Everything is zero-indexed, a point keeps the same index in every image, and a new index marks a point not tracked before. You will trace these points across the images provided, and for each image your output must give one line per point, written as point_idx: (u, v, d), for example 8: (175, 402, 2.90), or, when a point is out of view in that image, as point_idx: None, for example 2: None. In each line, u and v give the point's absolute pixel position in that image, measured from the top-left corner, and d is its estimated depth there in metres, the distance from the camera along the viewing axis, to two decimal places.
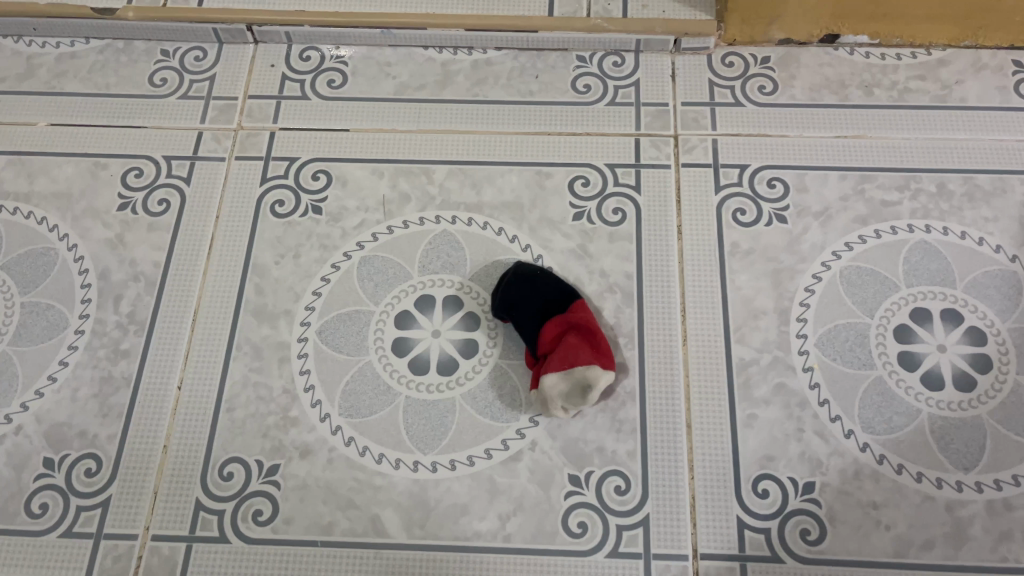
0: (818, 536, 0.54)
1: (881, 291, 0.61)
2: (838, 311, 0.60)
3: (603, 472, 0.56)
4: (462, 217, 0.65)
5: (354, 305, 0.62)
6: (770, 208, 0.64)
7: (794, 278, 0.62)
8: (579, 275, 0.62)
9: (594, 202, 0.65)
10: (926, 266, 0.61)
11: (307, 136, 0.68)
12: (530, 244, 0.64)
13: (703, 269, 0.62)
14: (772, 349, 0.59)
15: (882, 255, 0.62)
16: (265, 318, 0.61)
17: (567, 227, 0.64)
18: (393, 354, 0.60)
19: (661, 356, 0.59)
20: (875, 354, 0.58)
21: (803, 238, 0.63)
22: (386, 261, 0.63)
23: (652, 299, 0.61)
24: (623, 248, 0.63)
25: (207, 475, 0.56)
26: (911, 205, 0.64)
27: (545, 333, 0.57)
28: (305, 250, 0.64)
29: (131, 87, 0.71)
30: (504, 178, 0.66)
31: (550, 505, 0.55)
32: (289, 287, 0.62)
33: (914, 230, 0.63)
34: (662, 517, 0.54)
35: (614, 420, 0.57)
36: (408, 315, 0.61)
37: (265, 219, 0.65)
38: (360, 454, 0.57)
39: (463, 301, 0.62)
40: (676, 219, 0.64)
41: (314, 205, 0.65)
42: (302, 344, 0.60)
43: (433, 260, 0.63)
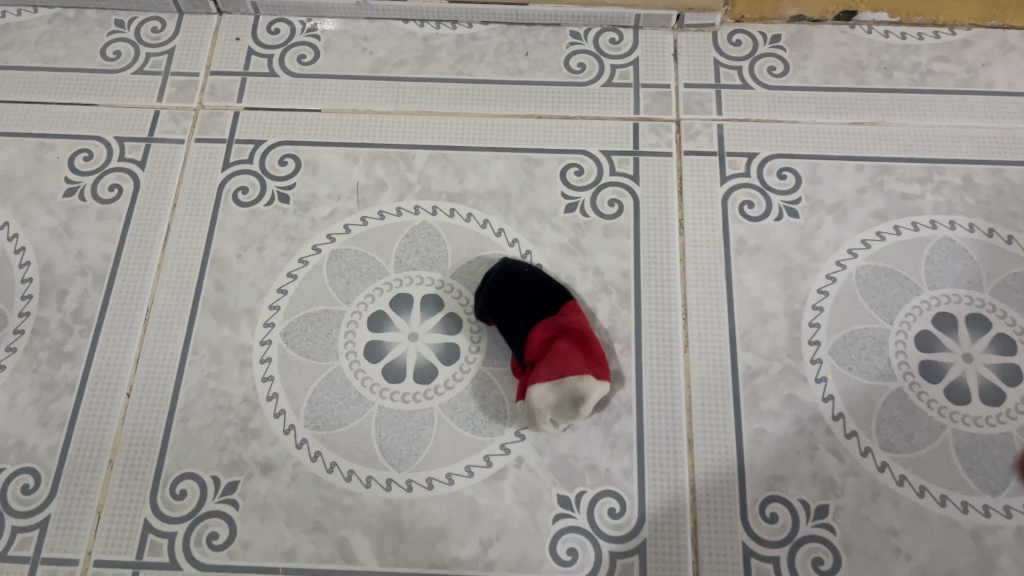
0: (832, 566, 0.49)
1: (900, 294, 0.56)
2: (855, 316, 0.55)
3: (596, 493, 0.51)
4: (443, 208, 0.59)
5: (323, 304, 0.56)
6: (780, 200, 0.59)
7: (806, 278, 0.56)
8: (572, 273, 0.57)
9: (589, 192, 0.59)
10: (950, 266, 0.56)
11: (274, 116, 0.62)
12: (518, 238, 0.58)
13: (707, 268, 0.57)
14: (782, 357, 0.54)
15: (902, 254, 0.57)
16: (225, 318, 0.56)
17: (559, 220, 0.59)
18: (366, 360, 0.54)
19: (661, 364, 0.54)
20: (894, 364, 0.53)
21: (815, 234, 0.58)
22: (359, 256, 0.57)
23: (652, 300, 0.56)
24: (619, 243, 0.58)
25: (158, 493, 0.51)
26: (934, 199, 0.59)
27: (533, 337, 0.52)
28: (271, 243, 0.58)
29: (82, 61, 0.64)
30: (490, 165, 0.60)
31: (536, 530, 0.50)
32: (252, 284, 0.57)
33: (937, 227, 0.58)
34: (660, 544, 0.49)
35: (608, 435, 0.52)
36: (383, 316, 0.56)
37: (226, 207, 0.59)
38: (328, 470, 0.51)
39: (444, 301, 0.56)
40: (678, 212, 0.59)
41: (281, 193, 0.60)
42: (265, 347, 0.55)
43: (411, 255, 0.57)
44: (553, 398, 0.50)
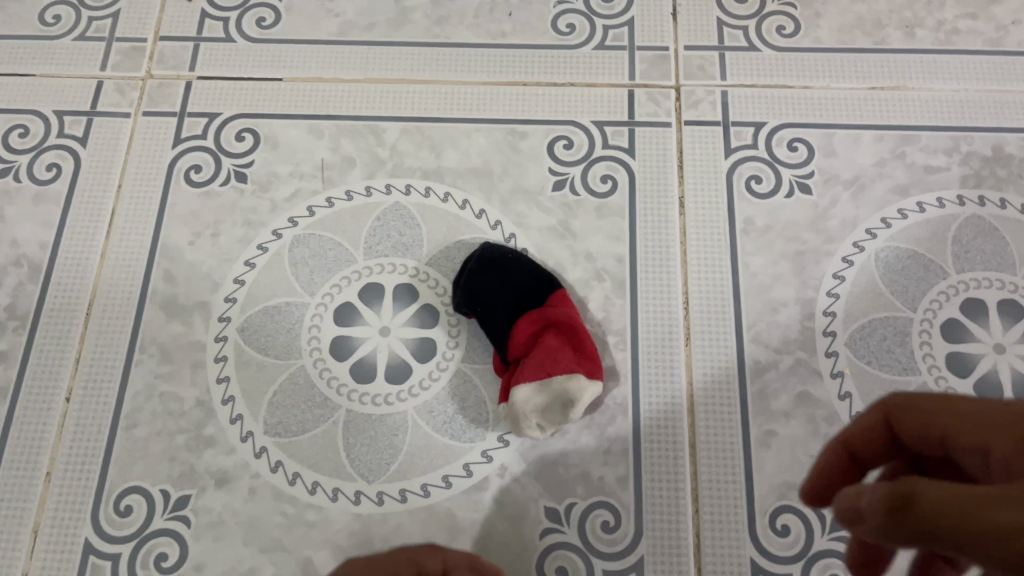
0: None
1: (924, 278, 0.50)
2: (874, 303, 0.50)
3: (588, 505, 0.46)
4: (417, 186, 0.53)
5: (285, 296, 0.50)
6: (791, 175, 0.53)
7: (820, 261, 0.51)
8: (560, 258, 0.51)
9: (579, 167, 0.54)
10: (979, 246, 0.51)
11: (231, 86, 0.56)
12: (501, 219, 0.52)
13: (711, 251, 0.51)
14: (793, 350, 0.49)
15: (926, 233, 0.51)
16: (175, 312, 0.50)
17: (546, 198, 0.53)
18: (332, 358, 0.49)
19: (660, 359, 0.49)
20: (918, 356, 0.48)
21: (830, 212, 0.52)
22: (325, 241, 0.52)
23: (649, 288, 0.50)
24: (613, 225, 0.52)
25: (101, 509, 0.46)
26: (961, 172, 0.53)
27: (517, 331, 0.47)
28: (226, 227, 0.52)
29: (17, 27, 0.58)
30: (469, 139, 0.55)
31: (522, 547, 0.45)
32: (205, 274, 0.51)
33: (965, 203, 0.52)
34: (660, 561, 0.45)
35: (601, 439, 0.47)
36: (350, 309, 0.50)
37: (177, 188, 0.53)
38: (290, 482, 0.46)
39: (418, 291, 0.51)
40: (678, 190, 0.53)
41: (238, 172, 0.54)
42: (220, 344, 0.49)
43: (382, 240, 0.52)
44: (540, 399, 0.45)
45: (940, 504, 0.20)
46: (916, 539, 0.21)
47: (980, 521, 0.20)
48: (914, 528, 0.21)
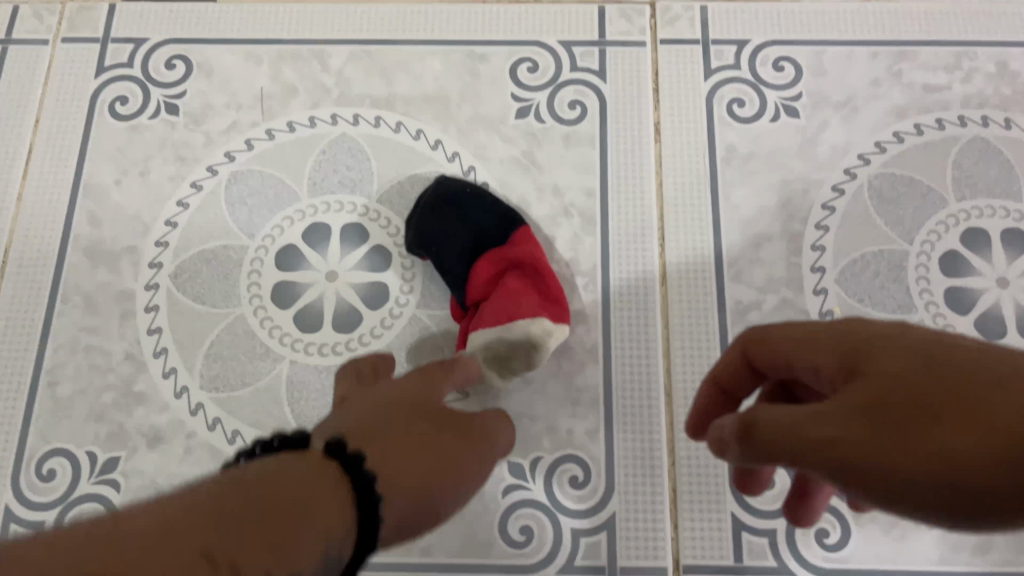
0: (840, 539, 0.40)
1: (921, 207, 0.46)
2: (866, 235, 0.45)
3: (555, 460, 0.42)
4: (367, 116, 0.48)
5: (222, 238, 0.46)
6: (776, 97, 0.49)
7: (808, 191, 0.46)
8: (525, 192, 0.47)
9: (545, 92, 0.49)
10: (982, 172, 0.46)
11: (158, 8, 0.51)
12: (459, 150, 0.48)
13: (689, 182, 0.47)
14: (778, 288, 0.45)
15: (923, 158, 0.47)
16: (100, 258, 0.46)
17: (508, 127, 0.48)
18: (274, 305, 0.45)
19: (633, 300, 0.44)
20: (915, 292, 0.44)
21: (819, 137, 0.48)
22: (265, 178, 0.47)
23: (621, 223, 0.46)
24: (582, 155, 0.47)
25: (22, 474, 0.42)
26: (963, 90, 0.48)
27: (476, 274, 0.42)
28: (157, 165, 0.48)
29: None
30: (424, 63, 0.49)
31: (482, 506, 0.41)
32: (133, 216, 0.46)
33: (967, 124, 0.47)
34: (633, 519, 0.41)
35: (569, 389, 0.43)
36: (294, 252, 0.46)
37: (101, 122, 0.48)
38: (229, 441, 0.42)
39: (368, 230, 0.46)
40: (653, 115, 0.48)
41: (169, 103, 0.49)
42: (151, 293, 0.45)
43: (328, 176, 0.47)
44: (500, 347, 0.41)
45: (772, 420, 0.23)
46: (762, 458, 0.23)
47: (801, 433, 0.22)
48: (755, 448, 0.23)
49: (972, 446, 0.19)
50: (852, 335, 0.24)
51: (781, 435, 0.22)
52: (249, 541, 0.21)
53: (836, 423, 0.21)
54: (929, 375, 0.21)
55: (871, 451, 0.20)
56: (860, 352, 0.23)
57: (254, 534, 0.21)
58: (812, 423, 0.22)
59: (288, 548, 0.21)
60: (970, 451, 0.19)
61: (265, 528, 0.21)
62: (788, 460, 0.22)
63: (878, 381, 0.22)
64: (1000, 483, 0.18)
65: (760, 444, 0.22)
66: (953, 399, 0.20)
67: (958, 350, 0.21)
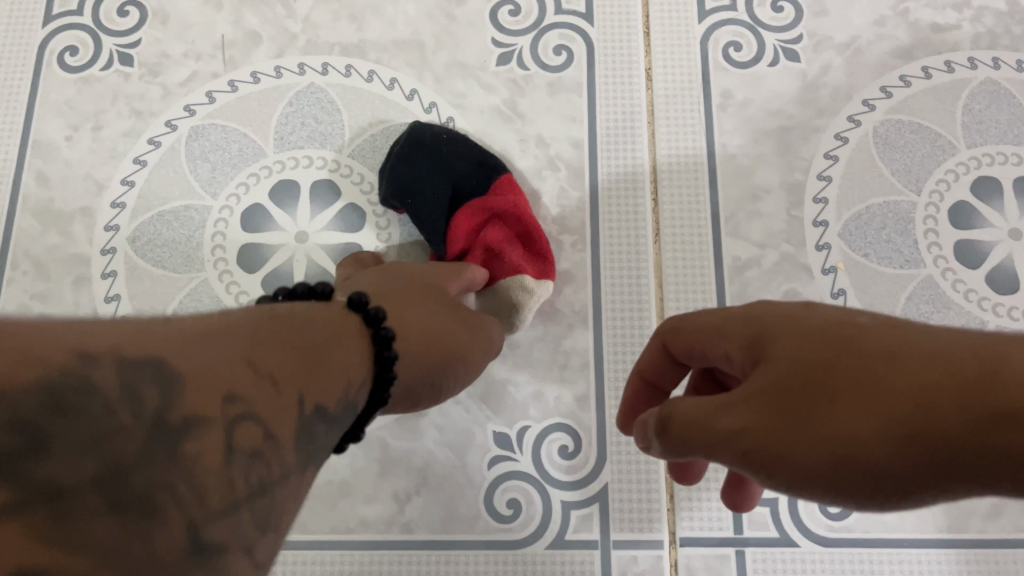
0: (844, 507, 0.38)
1: (929, 155, 0.43)
2: (870, 186, 0.43)
3: (543, 428, 0.39)
4: (336, 64, 0.45)
5: (182, 198, 0.43)
6: (775, 39, 0.45)
7: (809, 139, 0.43)
8: (507, 144, 0.44)
9: (528, 37, 0.45)
10: (994, 117, 0.44)
11: None
12: (436, 101, 0.44)
13: (683, 131, 0.44)
14: (778, 244, 0.42)
15: (931, 103, 0.44)
16: (51, 221, 0.42)
17: (488, 75, 0.45)
18: (240, 270, 0.42)
19: (624, 258, 0.42)
20: (923, 246, 0.42)
21: (821, 82, 0.45)
22: (228, 133, 0.44)
23: (611, 176, 0.43)
24: (568, 103, 0.44)
25: None
26: (974, 29, 0.45)
27: (457, 231, 0.40)
28: (110, 119, 0.44)
29: None
30: (397, 7, 0.46)
31: (466, 479, 0.39)
32: (86, 175, 0.43)
33: (977, 66, 0.44)
34: (626, 490, 0.39)
35: (557, 354, 0.40)
36: (260, 212, 0.42)
37: (50, 75, 0.45)
38: None
39: (340, 188, 0.43)
40: (644, 60, 0.45)
41: (122, 53, 0.45)
42: (107, 258, 0.42)
43: (296, 130, 0.44)
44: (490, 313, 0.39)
45: (684, 417, 0.23)
46: (680, 452, 0.23)
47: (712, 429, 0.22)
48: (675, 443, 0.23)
49: (864, 434, 0.20)
50: (757, 325, 0.25)
51: (694, 431, 0.23)
52: (286, 366, 0.21)
53: (740, 413, 0.22)
54: (826, 361, 0.22)
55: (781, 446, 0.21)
56: (765, 343, 0.24)
57: (291, 362, 0.21)
58: (720, 415, 0.22)
59: (314, 382, 0.22)
60: (872, 442, 0.20)
61: (303, 359, 0.22)
62: (704, 453, 0.23)
63: (780, 369, 0.22)
64: (888, 461, 0.19)
65: (676, 437, 0.23)
66: (846, 386, 0.21)
67: (853, 335, 0.22)
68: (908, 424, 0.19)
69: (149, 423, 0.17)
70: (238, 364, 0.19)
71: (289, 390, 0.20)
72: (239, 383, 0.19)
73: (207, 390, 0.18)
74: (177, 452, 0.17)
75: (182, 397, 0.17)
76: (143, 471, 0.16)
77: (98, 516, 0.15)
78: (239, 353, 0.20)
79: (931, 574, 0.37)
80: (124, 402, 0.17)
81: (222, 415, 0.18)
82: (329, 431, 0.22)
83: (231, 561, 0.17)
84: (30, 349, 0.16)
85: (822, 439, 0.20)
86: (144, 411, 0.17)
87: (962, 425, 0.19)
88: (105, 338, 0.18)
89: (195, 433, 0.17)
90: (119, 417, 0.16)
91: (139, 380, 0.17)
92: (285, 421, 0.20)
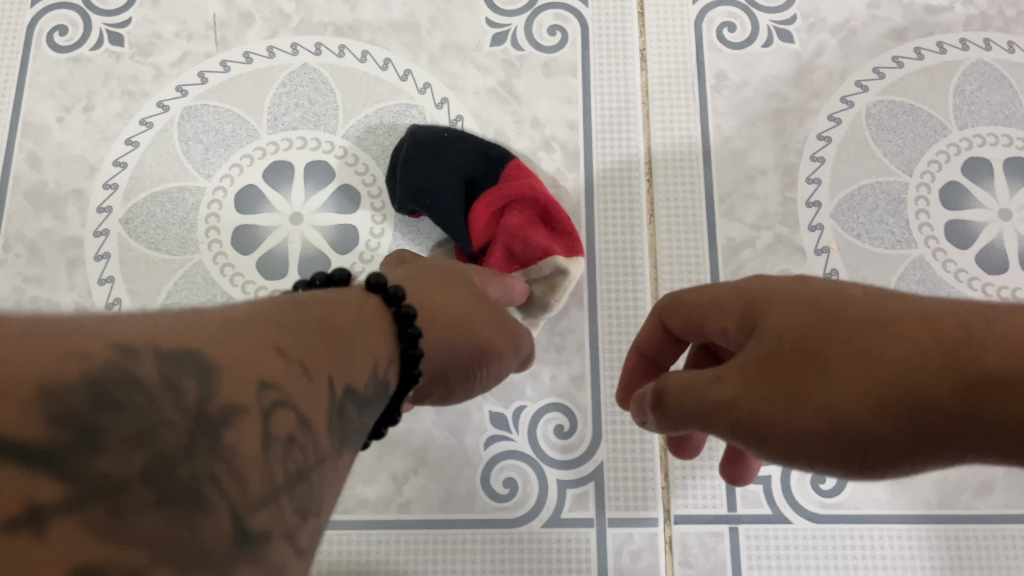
0: (835, 484, 0.39)
1: (921, 136, 0.43)
2: (863, 167, 0.43)
3: (539, 409, 0.40)
4: (330, 45, 0.45)
5: (175, 180, 0.42)
6: (769, 20, 0.45)
7: (803, 121, 0.44)
8: (502, 125, 0.44)
9: (522, 18, 0.45)
10: (985, 98, 0.44)
11: None
12: (430, 82, 0.44)
13: (677, 112, 0.44)
14: (771, 225, 0.42)
15: (923, 84, 0.44)
16: (44, 203, 0.42)
17: (483, 56, 0.45)
18: (235, 251, 0.41)
19: (619, 239, 0.42)
20: (915, 227, 0.42)
21: (815, 63, 0.45)
22: (221, 114, 0.44)
23: (606, 158, 0.43)
24: (563, 84, 0.44)
25: None
26: (967, 11, 0.45)
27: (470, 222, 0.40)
28: (102, 101, 0.44)
29: None
30: None
31: (463, 459, 0.39)
32: (78, 157, 0.43)
33: (969, 48, 0.45)
34: (622, 468, 0.39)
35: (552, 334, 0.41)
36: (254, 193, 0.42)
37: (39, 55, 0.44)
38: None
39: (334, 169, 0.43)
40: (638, 41, 0.45)
41: (113, 33, 0.45)
42: (101, 240, 0.42)
43: (290, 111, 0.44)
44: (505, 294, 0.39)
45: (681, 387, 0.24)
46: (678, 424, 0.24)
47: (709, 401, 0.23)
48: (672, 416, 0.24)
49: (855, 404, 0.21)
50: (746, 295, 0.25)
51: (689, 402, 0.23)
52: (317, 351, 0.21)
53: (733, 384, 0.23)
54: (815, 330, 0.22)
55: (774, 417, 0.22)
56: (756, 313, 0.24)
57: (319, 350, 0.21)
58: (715, 383, 0.23)
59: (342, 363, 0.22)
60: (863, 412, 0.21)
61: (333, 346, 0.22)
62: (699, 424, 0.23)
63: (773, 337, 0.23)
64: (879, 430, 0.21)
65: (672, 410, 0.24)
66: (837, 354, 0.22)
67: (846, 304, 0.23)
68: (898, 393, 0.20)
69: (191, 415, 0.16)
70: (270, 353, 0.19)
71: (319, 374, 0.20)
72: (271, 369, 0.19)
73: (240, 378, 0.18)
74: (219, 444, 0.16)
75: (218, 388, 0.17)
76: (188, 460, 0.16)
77: (146, 509, 0.15)
78: (270, 339, 0.20)
79: (921, 549, 0.38)
80: (163, 389, 0.16)
81: (256, 405, 0.18)
82: (361, 414, 0.22)
83: (279, 546, 0.17)
84: (70, 340, 0.16)
85: (813, 409, 0.21)
86: (186, 403, 0.16)
87: (950, 392, 0.20)
88: (139, 331, 0.17)
89: (233, 423, 0.17)
90: (162, 407, 0.16)
91: (176, 371, 0.17)
92: (316, 406, 0.20)
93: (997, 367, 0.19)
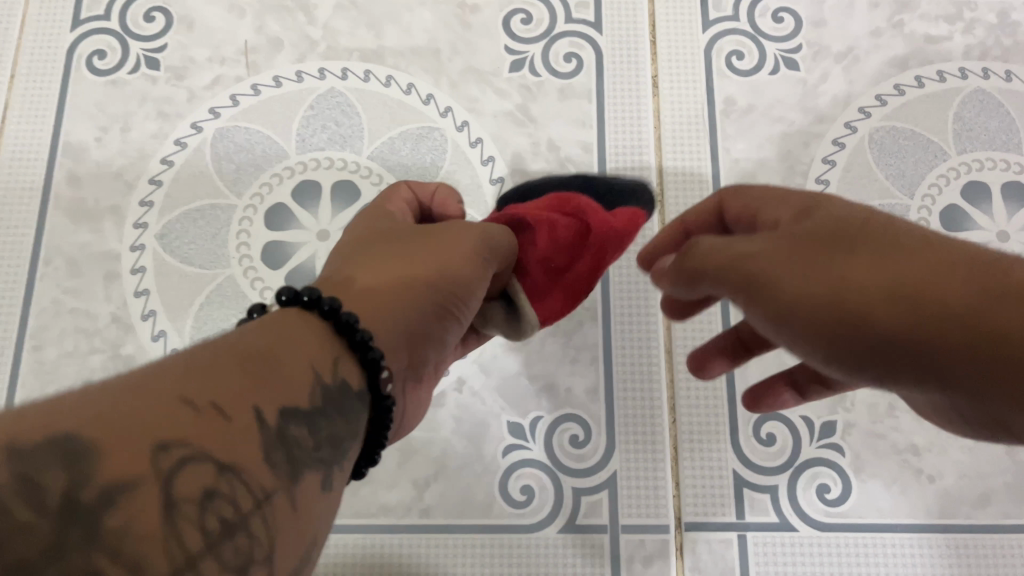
0: (840, 494, 0.40)
1: (922, 161, 0.45)
2: (866, 190, 0.45)
3: (555, 419, 0.41)
4: (356, 70, 0.47)
5: (208, 198, 0.44)
6: (776, 49, 0.47)
7: (809, 145, 0.46)
8: (519, 148, 0.46)
9: (539, 45, 0.47)
10: (984, 124, 0.46)
11: None
12: (451, 105, 0.46)
13: (688, 136, 0.46)
14: None
15: (924, 111, 0.46)
16: (83, 218, 0.44)
17: (502, 81, 0.47)
18: (265, 266, 0.43)
19: (632, 256, 0.44)
20: None
21: (820, 89, 0.47)
22: (252, 136, 0.46)
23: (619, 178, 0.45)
24: (579, 109, 0.46)
25: None
26: (965, 41, 0.47)
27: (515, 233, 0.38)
28: (138, 121, 0.46)
29: None
30: (414, 14, 0.48)
31: (482, 467, 0.41)
32: (115, 175, 0.45)
33: (967, 76, 0.47)
34: (635, 476, 0.41)
35: (568, 347, 0.42)
36: (283, 211, 0.44)
37: (79, 78, 0.47)
38: None
39: (360, 188, 0.45)
40: (650, 68, 0.47)
41: (149, 57, 0.47)
42: (137, 254, 0.44)
43: (318, 133, 0.46)
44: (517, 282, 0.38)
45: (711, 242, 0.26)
46: (691, 275, 0.26)
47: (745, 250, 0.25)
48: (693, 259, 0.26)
49: (869, 288, 0.23)
50: (820, 199, 0.27)
51: (716, 252, 0.26)
52: (236, 384, 0.21)
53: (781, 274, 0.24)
54: (860, 228, 0.25)
55: (789, 279, 0.24)
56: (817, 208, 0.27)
57: (228, 386, 0.21)
58: (746, 242, 0.25)
59: (265, 389, 0.22)
60: (871, 299, 0.23)
61: (246, 377, 0.22)
62: (713, 273, 0.26)
63: (816, 225, 0.25)
64: (882, 323, 0.22)
65: (699, 257, 0.26)
66: (876, 246, 0.24)
67: (897, 227, 0.25)
68: (911, 294, 0.22)
69: (55, 512, 0.17)
70: (163, 409, 0.19)
71: (236, 413, 0.21)
72: (164, 429, 0.19)
73: (122, 450, 0.18)
74: (98, 529, 0.17)
75: (102, 465, 0.17)
76: (59, 558, 0.16)
77: None
78: (176, 391, 0.20)
79: (923, 557, 0.39)
80: (20, 491, 0.17)
81: (155, 470, 0.18)
82: (307, 430, 0.23)
83: None
84: None
85: (856, 319, 0.23)
86: (48, 499, 0.17)
87: (956, 318, 0.22)
88: (42, 422, 0.18)
89: (115, 504, 0.17)
90: (20, 511, 0.16)
91: (36, 467, 0.17)
92: (239, 448, 0.20)
93: (1005, 320, 0.21)
